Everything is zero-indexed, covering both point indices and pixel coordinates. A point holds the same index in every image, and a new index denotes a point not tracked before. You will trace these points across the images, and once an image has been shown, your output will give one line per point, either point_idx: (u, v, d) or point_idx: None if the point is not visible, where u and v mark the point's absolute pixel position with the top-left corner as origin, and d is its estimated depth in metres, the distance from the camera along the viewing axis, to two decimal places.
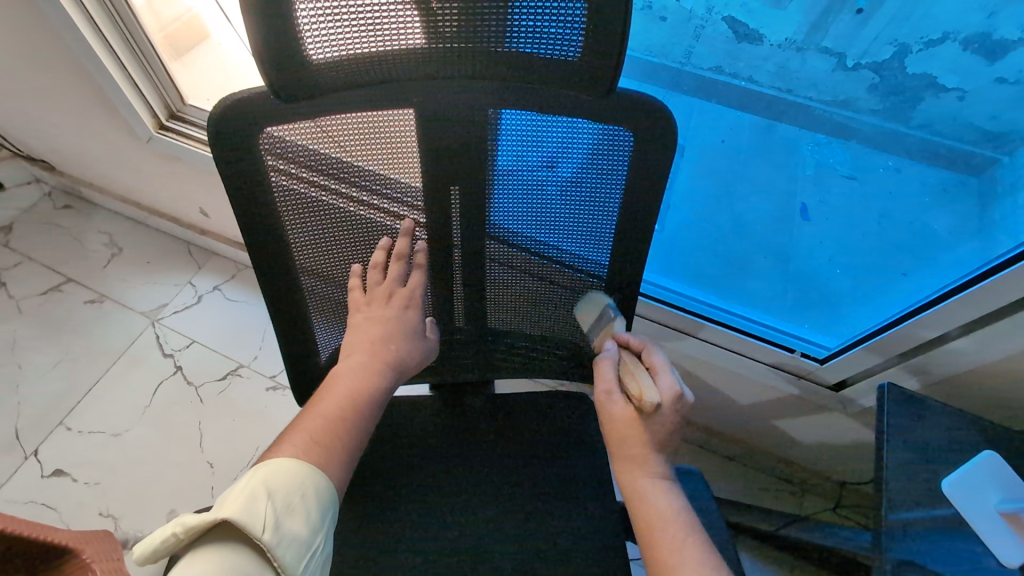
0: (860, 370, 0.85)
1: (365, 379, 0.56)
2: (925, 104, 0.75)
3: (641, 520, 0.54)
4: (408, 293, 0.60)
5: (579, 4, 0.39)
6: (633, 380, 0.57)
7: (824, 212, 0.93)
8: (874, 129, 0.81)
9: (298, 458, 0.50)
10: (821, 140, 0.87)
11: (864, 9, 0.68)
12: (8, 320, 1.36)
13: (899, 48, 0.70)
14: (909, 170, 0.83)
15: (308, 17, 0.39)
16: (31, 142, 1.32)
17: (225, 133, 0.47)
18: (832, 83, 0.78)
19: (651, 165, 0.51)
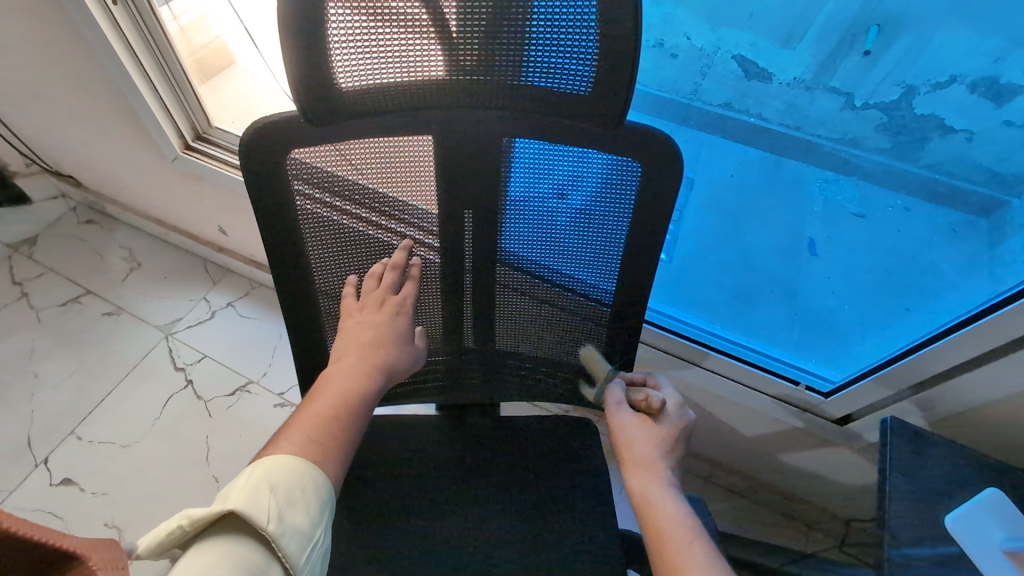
0: (866, 405, 0.85)
1: (358, 380, 0.57)
2: (933, 144, 0.77)
3: (650, 522, 0.53)
4: (399, 301, 0.61)
5: (592, 42, 0.41)
6: (641, 391, 0.64)
7: (833, 247, 0.96)
8: (882, 166, 0.84)
9: (292, 455, 0.49)
10: (830, 178, 0.91)
11: (871, 51, 0.72)
12: (27, 330, 1.40)
13: (906, 89, 0.73)
14: (918, 209, 0.86)
15: (348, 57, 0.42)
16: (62, 158, 1.38)
17: (255, 155, 0.50)
18: (841, 122, 0.82)
19: (659, 195, 0.53)
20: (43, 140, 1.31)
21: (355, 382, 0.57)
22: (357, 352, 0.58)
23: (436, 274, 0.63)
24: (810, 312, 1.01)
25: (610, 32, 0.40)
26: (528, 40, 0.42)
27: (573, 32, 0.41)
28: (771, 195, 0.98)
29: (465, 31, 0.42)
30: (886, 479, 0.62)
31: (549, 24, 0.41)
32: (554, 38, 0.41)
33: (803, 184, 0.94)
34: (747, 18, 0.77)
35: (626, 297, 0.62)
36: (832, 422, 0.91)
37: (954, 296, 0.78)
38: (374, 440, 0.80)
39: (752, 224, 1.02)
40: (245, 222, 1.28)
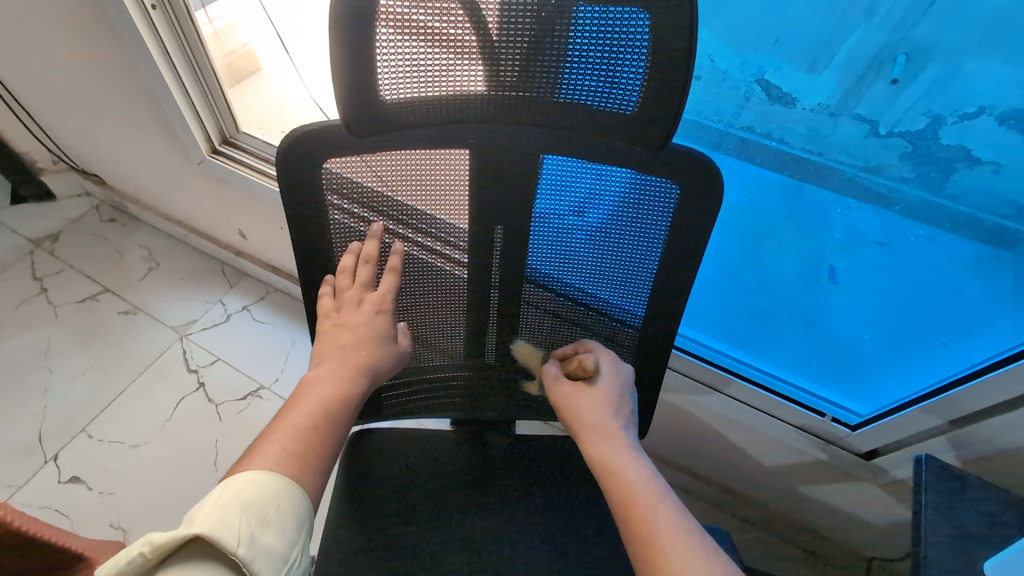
0: (894, 440, 0.82)
1: (339, 385, 0.57)
2: (958, 175, 0.74)
3: (614, 484, 0.54)
4: (382, 294, 0.60)
5: (641, 65, 0.40)
6: (575, 362, 0.63)
7: (851, 275, 0.92)
8: (908, 198, 0.79)
9: (266, 468, 0.49)
10: (851, 205, 0.85)
11: (899, 79, 0.70)
12: (45, 325, 1.40)
13: (932, 118, 0.70)
14: (939, 240, 0.80)
15: (386, 71, 0.42)
16: (90, 157, 1.40)
17: (291, 164, 0.49)
18: (865, 150, 0.78)
19: (697, 217, 0.51)
20: (73, 138, 1.33)
21: (339, 387, 0.57)
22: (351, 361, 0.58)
23: (466, 289, 0.63)
24: (828, 337, 1.00)
25: (663, 51, 0.39)
26: (570, 57, 0.41)
27: (622, 49, 0.40)
28: (792, 223, 0.93)
29: (502, 48, 0.42)
30: (922, 522, 0.59)
31: (597, 41, 0.40)
32: (600, 56, 0.40)
33: (824, 211, 0.88)
34: (773, 42, 0.74)
35: (655, 321, 0.61)
36: (858, 456, 0.88)
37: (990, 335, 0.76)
38: (387, 453, 0.78)
39: (770, 249, 0.98)
40: (266, 227, 1.28)
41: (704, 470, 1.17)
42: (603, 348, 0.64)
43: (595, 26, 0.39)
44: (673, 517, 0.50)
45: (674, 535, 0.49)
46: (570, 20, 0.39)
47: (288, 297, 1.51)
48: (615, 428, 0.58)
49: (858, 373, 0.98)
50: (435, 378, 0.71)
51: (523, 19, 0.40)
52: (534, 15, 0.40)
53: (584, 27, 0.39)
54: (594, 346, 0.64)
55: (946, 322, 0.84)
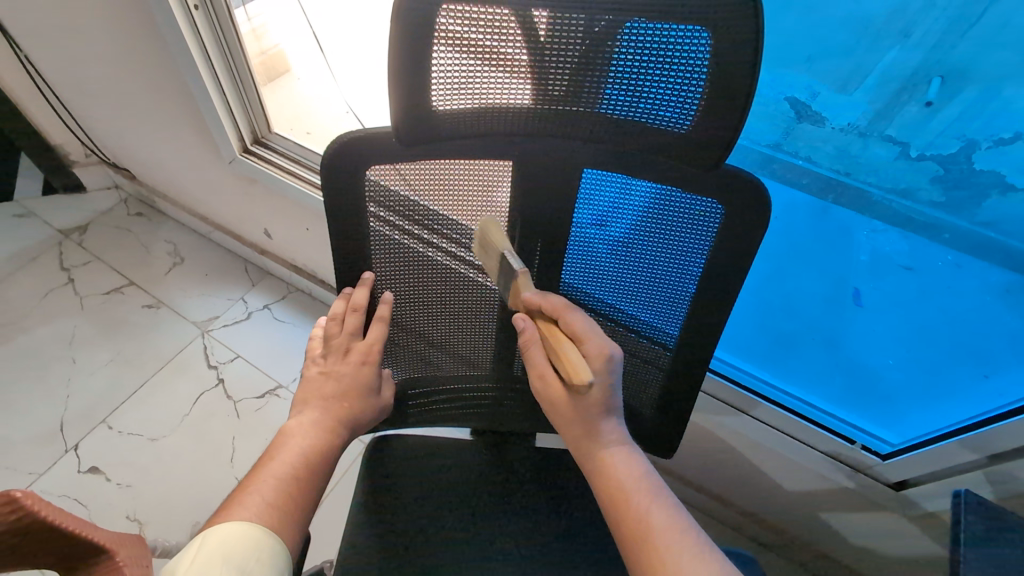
0: (927, 472, 0.80)
1: (319, 436, 0.57)
2: (992, 201, 0.71)
3: (607, 485, 0.54)
4: (367, 345, 0.61)
5: (700, 84, 0.39)
6: (566, 352, 0.51)
7: (876, 300, 0.90)
8: (937, 223, 0.77)
9: (246, 519, 0.49)
10: (878, 227, 0.82)
11: (933, 102, 0.69)
12: (71, 315, 1.42)
13: (966, 142, 0.69)
14: (966, 266, 0.78)
15: (439, 84, 0.41)
16: (123, 152, 1.42)
17: (337, 170, 0.49)
18: (894, 172, 0.76)
19: (742, 240, 0.50)
20: (108, 133, 1.35)
21: (320, 437, 0.57)
22: (332, 410, 0.59)
23: (497, 302, 0.62)
24: (851, 361, 0.97)
25: (725, 72, 0.38)
26: (621, 73, 0.41)
27: (679, 66, 0.39)
28: (818, 248, 0.90)
29: (547, 64, 0.41)
30: (963, 560, 0.57)
31: (653, 58, 0.39)
32: (654, 73, 0.40)
33: (850, 233, 0.85)
34: (805, 63, 0.74)
35: (690, 343, 0.59)
36: (887, 486, 0.86)
37: None
38: (409, 461, 0.78)
39: (795, 270, 0.96)
40: (292, 227, 1.29)
41: (721, 491, 1.15)
42: (594, 333, 0.54)
43: (654, 42, 0.38)
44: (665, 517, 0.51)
45: (667, 537, 0.50)
46: (628, 41, 0.39)
47: (308, 297, 1.52)
48: (607, 426, 0.56)
49: (885, 398, 0.95)
50: (462, 388, 0.71)
51: (574, 34, 0.39)
52: (585, 31, 0.39)
53: (638, 45, 0.39)
54: (586, 333, 0.54)
55: (980, 351, 0.81)
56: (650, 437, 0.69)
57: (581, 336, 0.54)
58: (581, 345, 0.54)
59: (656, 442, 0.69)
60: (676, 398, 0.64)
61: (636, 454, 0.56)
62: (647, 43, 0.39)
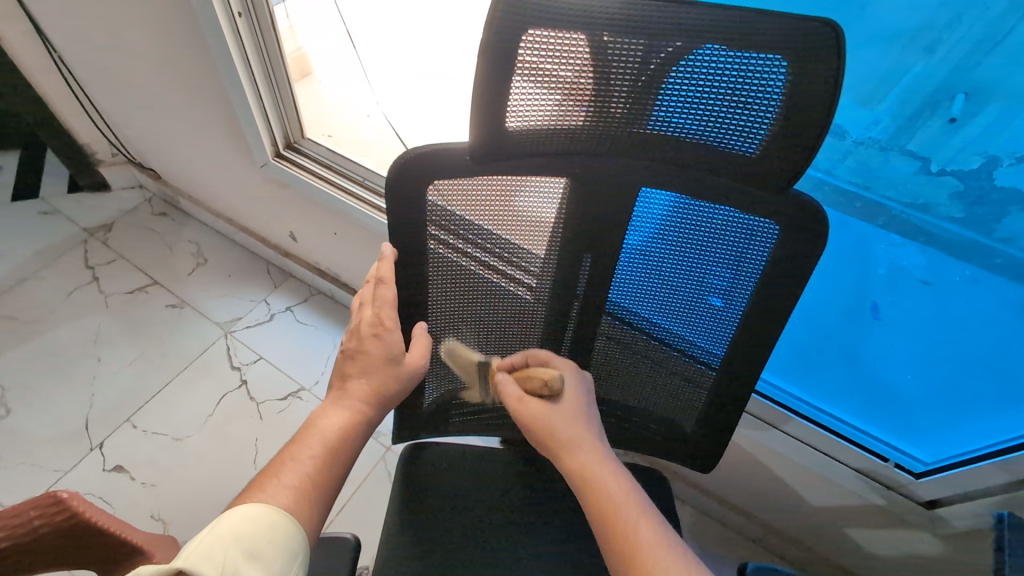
0: (961, 492, 0.80)
1: (346, 419, 0.57)
2: (1011, 217, 0.70)
3: (594, 499, 0.51)
4: (372, 312, 0.58)
5: (773, 111, 0.40)
6: (537, 369, 0.60)
7: (896, 313, 0.88)
8: (953, 237, 0.76)
9: (261, 502, 0.50)
10: (895, 240, 0.81)
11: (957, 118, 0.67)
12: (95, 313, 1.43)
13: (988, 159, 0.67)
14: (985, 282, 0.77)
15: (518, 99, 0.41)
16: (152, 151, 1.44)
17: (401, 184, 0.50)
18: (913, 186, 0.75)
19: (799, 262, 0.51)
20: (139, 132, 1.37)
21: (344, 418, 0.57)
22: (351, 392, 0.58)
23: (535, 315, 0.63)
24: (867, 373, 0.97)
25: (804, 101, 0.39)
26: (695, 98, 0.41)
27: (755, 93, 0.39)
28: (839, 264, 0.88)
29: (604, 86, 0.41)
30: None
31: (732, 85, 0.39)
32: (729, 97, 0.40)
33: (868, 248, 0.84)
34: None
35: (736, 362, 0.59)
36: (920, 505, 0.86)
37: None
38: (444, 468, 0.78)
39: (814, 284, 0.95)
40: (319, 231, 1.30)
41: (743, 503, 1.16)
42: (558, 359, 0.62)
43: (732, 67, 0.39)
44: (653, 532, 0.48)
45: (653, 551, 0.46)
46: (709, 65, 0.39)
47: (330, 300, 1.53)
48: (592, 438, 0.56)
49: (905, 413, 0.95)
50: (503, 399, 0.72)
51: (632, 57, 0.39)
52: (643, 58, 0.39)
53: (718, 67, 0.39)
54: (550, 357, 0.62)
55: (1004, 372, 0.80)
56: (689, 452, 0.69)
57: (546, 360, 0.62)
58: (551, 366, 0.61)
59: (696, 457, 0.69)
60: (720, 415, 0.64)
61: (623, 470, 0.54)
62: (728, 71, 0.39)
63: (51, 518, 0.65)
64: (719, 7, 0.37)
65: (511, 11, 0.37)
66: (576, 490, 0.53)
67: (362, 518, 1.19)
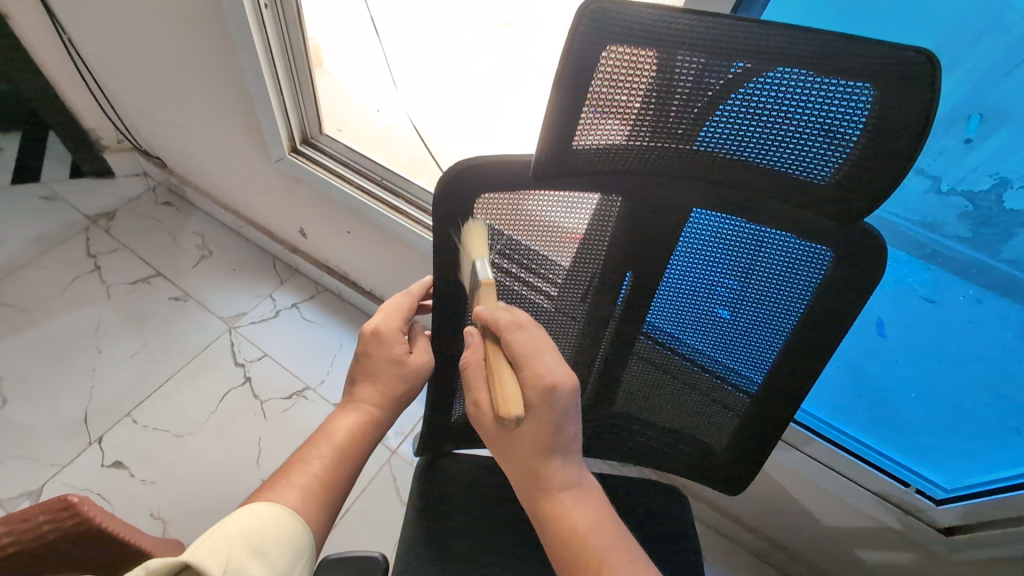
0: (981, 519, 0.80)
1: (359, 428, 0.60)
2: (1016, 240, 0.70)
3: (559, 532, 0.49)
4: (384, 316, 0.63)
5: (848, 140, 0.39)
6: (502, 388, 0.49)
7: (903, 332, 0.87)
8: (958, 256, 0.75)
9: (268, 501, 0.52)
10: (902, 257, 0.79)
11: (972, 138, 0.66)
12: (96, 303, 1.40)
13: (998, 181, 0.66)
14: (990, 302, 0.77)
15: (587, 118, 0.40)
16: (162, 139, 1.41)
17: (451, 195, 0.49)
18: (922, 205, 0.73)
19: (855, 292, 0.49)
20: (150, 119, 1.34)
21: (353, 420, 0.60)
22: (360, 397, 0.62)
23: (565, 329, 0.61)
24: (874, 394, 0.95)
25: (887, 133, 0.38)
26: (772, 123, 0.40)
27: (835, 121, 0.38)
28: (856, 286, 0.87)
29: (668, 105, 0.40)
30: None
31: (814, 111, 0.38)
32: (802, 123, 0.39)
33: None
34: None
35: (776, 389, 0.58)
36: (937, 531, 0.86)
37: None
38: (462, 480, 0.76)
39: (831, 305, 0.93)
40: (332, 228, 1.28)
41: (752, 519, 1.15)
42: (540, 353, 0.49)
43: (817, 92, 0.37)
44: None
45: None
46: (793, 91, 0.38)
47: (337, 298, 1.51)
48: (558, 465, 0.51)
49: None
50: None
51: (703, 78, 0.38)
52: (712, 77, 0.38)
53: (803, 92, 0.38)
54: (529, 353, 0.49)
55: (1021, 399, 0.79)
56: (718, 474, 0.68)
57: (524, 359, 0.49)
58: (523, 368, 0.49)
59: (725, 480, 0.68)
60: (755, 439, 0.63)
61: (601, 504, 0.51)
62: (810, 99, 0.38)
63: (61, 525, 0.60)
64: (804, 31, 0.36)
65: (593, 27, 0.35)
66: (543, 525, 0.50)
67: (367, 523, 1.17)
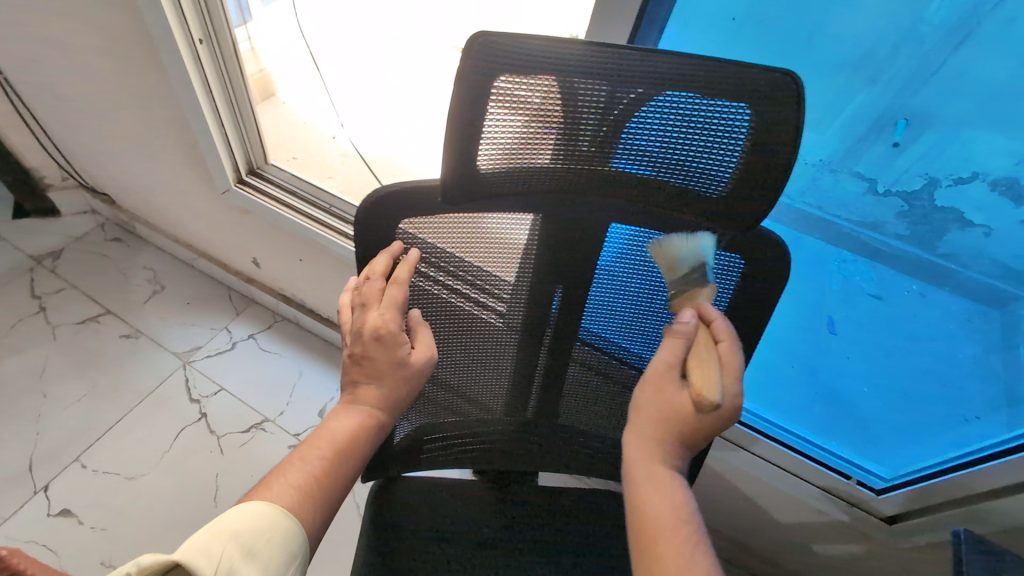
0: (920, 506, 0.85)
1: (353, 429, 0.55)
2: (951, 235, 0.75)
3: (633, 523, 0.49)
4: (380, 315, 0.54)
5: (736, 156, 0.41)
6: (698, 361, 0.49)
7: (850, 327, 0.93)
8: (902, 252, 0.81)
9: (264, 500, 0.49)
10: (846, 258, 0.86)
11: (900, 142, 0.70)
12: (42, 346, 1.36)
13: (928, 181, 0.71)
14: (932, 296, 0.83)
15: (490, 139, 0.42)
16: (106, 176, 1.39)
17: (374, 212, 0.51)
18: (863, 206, 0.79)
19: (765, 294, 0.52)
20: (92, 156, 1.32)
21: (355, 420, 0.56)
22: (363, 396, 0.56)
23: (505, 340, 0.63)
24: (828, 390, 0.99)
25: (764, 148, 0.40)
26: (666, 140, 0.42)
27: (720, 136, 0.41)
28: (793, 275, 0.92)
29: (568, 126, 0.42)
30: None
31: (699, 128, 0.41)
32: (691, 139, 0.41)
33: (821, 264, 0.88)
34: None
35: None
36: (881, 520, 0.90)
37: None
38: (416, 504, 0.76)
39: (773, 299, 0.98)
40: (284, 258, 1.27)
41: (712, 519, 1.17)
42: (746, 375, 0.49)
43: (701, 112, 0.40)
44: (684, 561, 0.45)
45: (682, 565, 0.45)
46: (681, 111, 0.40)
47: (295, 327, 1.49)
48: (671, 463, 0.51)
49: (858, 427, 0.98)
50: (476, 430, 0.71)
51: (597, 101, 0.40)
52: (606, 100, 0.40)
53: (688, 112, 0.40)
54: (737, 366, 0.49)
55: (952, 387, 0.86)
56: None
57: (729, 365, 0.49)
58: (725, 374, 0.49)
59: None
60: None
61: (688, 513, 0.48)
62: (695, 116, 0.40)
63: None
64: (680, 58, 0.39)
65: (481, 58, 0.38)
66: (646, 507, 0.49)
67: (329, 556, 1.15)
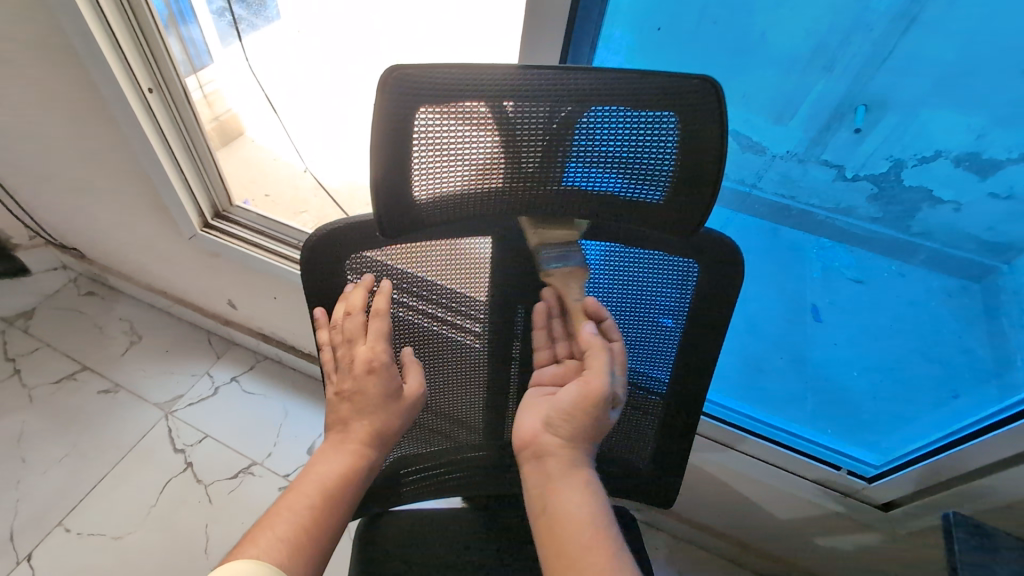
0: (909, 491, 0.84)
1: (332, 473, 0.54)
2: (923, 214, 0.76)
3: (559, 526, 0.48)
4: (369, 346, 0.54)
5: (670, 159, 0.41)
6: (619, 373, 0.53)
7: (836, 313, 0.93)
8: (881, 237, 0.82)
9: (252, 558, 0.47)
10: (826, 244, 0.87)
11: (862, 128, 0.70)
12: (18, 410, 1.33)
13: (894, 163, 0.72)
14: (913, 275, 0.84)
15: (423, 166, 0.41)
16: (72, 231, 1.37)
17: (321, 247, 0.52)
18: (833, 193, 0.80)
19: (724, 294, 0.53)
20: (56, 213, 1.31)
21: (345, 462, 0.54)
22: (355, 433, 0.55)
23: (474, 357, 0.61)
24: (818, 379, 0.99)
25: (696, 151, 0.41)
26: (599, 151, 0.42)
27: (650, 143, 0.41)
28: (769, 264, 0.92)
29: (502, 148, 0.42)
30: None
31: (628, 137, 0.41)
32: (622, 148, 0.42)
33: (801, 252, 0.89)
34: (740, 99, 0.73)
35: (681, 395, 0.60)
36: (875, 508, 0.89)
37: (1006, 375, 0.76)
38: None
39: (752, 293, 0.98)
40: (258, 297, 1.26)
41: (713, 522, 1.16)
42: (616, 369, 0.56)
43: (626, 121, 0.40)
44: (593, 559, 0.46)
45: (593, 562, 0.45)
46: (609, 123, 0.40)
47: (278, 365, 1.48)
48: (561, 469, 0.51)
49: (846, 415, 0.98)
50: (457, 455, 0.69)
51: (529, 122, 0.40)
52: (536, 119, 0.40)
53: (616, 122, 0.40)
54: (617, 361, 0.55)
55: (932, 367, 0.87)
56: (649, 491, 0.68)
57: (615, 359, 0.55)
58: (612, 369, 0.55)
59: (656, 494, 0.68)
60: (672, 448, 0.64)
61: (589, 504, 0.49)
62: (622, 124, 0.40)
63: None
64: (602, 72, 0.39)
65: (398, 90, 0.38)
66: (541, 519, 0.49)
67: None
